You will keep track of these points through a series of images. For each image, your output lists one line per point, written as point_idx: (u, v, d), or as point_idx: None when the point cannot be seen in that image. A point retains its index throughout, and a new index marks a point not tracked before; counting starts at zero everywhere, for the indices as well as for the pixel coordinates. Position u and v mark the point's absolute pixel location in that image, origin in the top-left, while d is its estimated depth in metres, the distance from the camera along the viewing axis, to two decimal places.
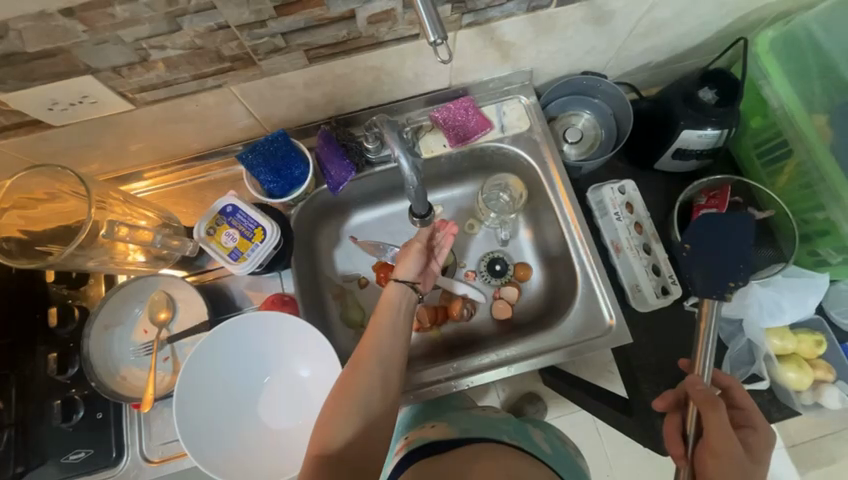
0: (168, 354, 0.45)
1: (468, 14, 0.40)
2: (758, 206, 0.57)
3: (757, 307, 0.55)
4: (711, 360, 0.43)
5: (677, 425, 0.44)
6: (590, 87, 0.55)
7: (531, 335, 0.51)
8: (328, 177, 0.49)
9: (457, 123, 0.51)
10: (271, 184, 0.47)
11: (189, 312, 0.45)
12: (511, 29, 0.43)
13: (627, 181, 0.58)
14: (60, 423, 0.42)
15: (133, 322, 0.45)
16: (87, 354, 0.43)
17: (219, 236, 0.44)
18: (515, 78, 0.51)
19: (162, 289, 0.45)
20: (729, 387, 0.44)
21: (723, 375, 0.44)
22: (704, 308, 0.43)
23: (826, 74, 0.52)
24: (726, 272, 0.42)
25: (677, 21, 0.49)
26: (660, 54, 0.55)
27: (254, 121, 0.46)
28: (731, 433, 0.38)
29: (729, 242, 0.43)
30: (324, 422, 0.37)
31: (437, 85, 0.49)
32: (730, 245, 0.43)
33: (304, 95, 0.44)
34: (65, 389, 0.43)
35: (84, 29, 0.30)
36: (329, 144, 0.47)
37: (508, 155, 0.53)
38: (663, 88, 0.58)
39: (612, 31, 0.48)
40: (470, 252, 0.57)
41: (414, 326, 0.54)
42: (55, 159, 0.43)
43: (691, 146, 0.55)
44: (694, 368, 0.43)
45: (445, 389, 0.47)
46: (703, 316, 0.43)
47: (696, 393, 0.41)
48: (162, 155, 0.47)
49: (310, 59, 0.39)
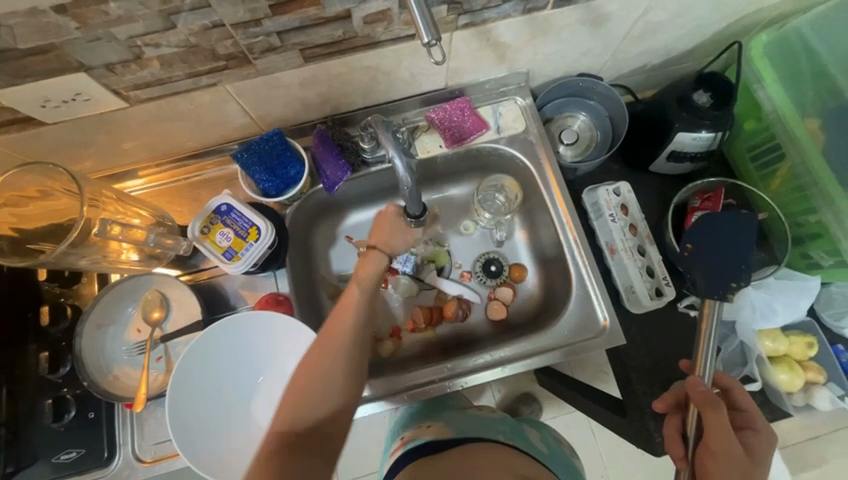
0: (161, 354, 0.44)
1: (464, 15, 0.40)
2: (751, 208, 0.58)
3: (749, 309, 0.56)
4: (712, 360, 0.43)
5: (677, 427, 0.45)
6: (586, 89, 0.55)
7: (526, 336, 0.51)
8: (323, 176, 0.48)
9: (453, 123, 0.51)
10: (266, 183, 0.47)
11: (183, 312, 0.45)
12: (507, 30, 0.43)
13: (623, 183, 0.59)
14: (51, 423, 0.41)
15: (126, 321, 0.45)
16: (79, 353, 0.42)
17: (213, 235, 0.44)
18: (511, 79, 0.51)
19: (156, 289, 0.45)
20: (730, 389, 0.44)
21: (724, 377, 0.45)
22: (706, 310, 0.43)
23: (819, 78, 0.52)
24: (727, 273, 0.43)
25: (672, 24, 0.49)
26: (655, 57, 0.55)
27: (250, 120, 0.46)
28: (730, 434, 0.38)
29: (729, 244, 0.43)
30: (293, 400, 0.33)
31: (433, 85, 0.49)
32: (731, 247, 0.43)
33: (299, 94, 0.44)
34: (56, 388, 0.43)
35: (77, 26, 0.30)
36: (324, 143, 0.47)
37: (504, 156, 0.54)
38: (658, 91, 0.59)
39: (608, 34, 0.48)
40: (465, 252, 0.57)
41: (409, 326, 0.54)
42: (48, 157, 0.42)
43: (685, 149, 0.56)
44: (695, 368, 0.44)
45: (439, 390, 0.47)
46: (705, 319, 0.43)
47: (697, 394, 0.41)
48: (158, 154, 0.47)
49: (305, 58, 0.39)
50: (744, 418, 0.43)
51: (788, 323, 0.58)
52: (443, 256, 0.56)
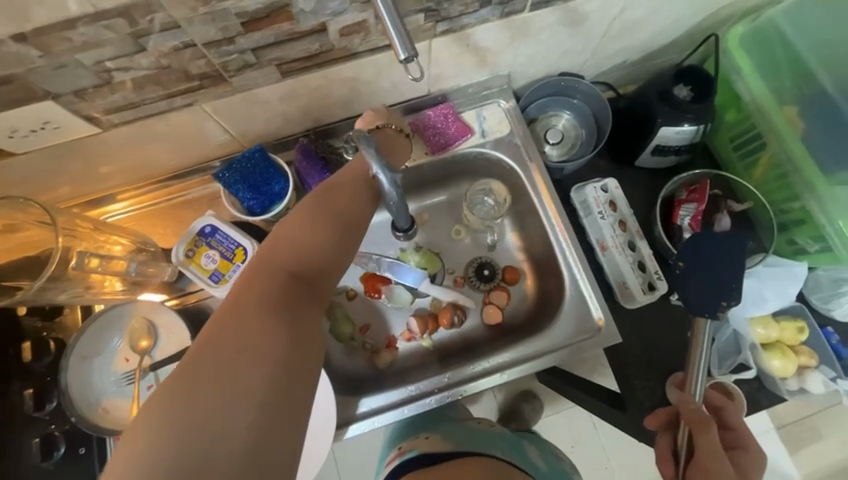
0: (151, 382, 0.43)
1: (442, 22, 0.40)
2: (736, 197, 0.59)
3: (739, 297, 0.57)
4: (704, 374, 0.43)
5: (668, 443, 0.44)
6: (569, 88, 0.55)
7: (522, 340, 0.51)
8: (309, 190, 0.47)
9: (437, 130, 0.51)
10: (250, 201, 0.46)
11: (171, 339, 0.44)
12: (486, 34, 0.43)
13: (610, 179, 0.59)
14: (40, 461, 0.40)
15: (111, 352, 0.43)
16: (66, 388, 0.41)
17: (198, 257, 0.43)
18: (493, 82, 0.51)
19: (143, 316, 0.44)
20: (721, 408, 0.45)
21: (715, 395, 0.46)
22: (697, 326, 0.43)
23: (794, 68, 0.53)
24: (720, 291, 0.42)
25: (650, 20, 0.49)
26: (634, 53, 0.55)
27: (230, 137, 0.45)
28: (720, 454, 0.39)
29: (719, 263, 0.43)
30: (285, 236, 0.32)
31: (415, 92, 0.49)
32: (720, 266, 0.43)
33: (280, 109, 0.43)
34: (43, 425, 0.42)
35: (40, 54, 0.29)
36: (308, 157, 0.46)
37: (491, 160, 0.53)
38: (639, 86, 0.59)
39: (587, 33, 0.48)
40: (457, 257, 0.57)
41: (405, 335, 0.54)
42: (21, 187, 0.41)
43: (669, 143, 0.56)
44: (687, 386, 0.44)
45: (437, 400, 0.47)
46: (696, 332, 0.43)
47: (689, 413, 0.42)
48: (139, 177, 0.46)
49: (283, 73, 0.38)
50: (734, 437, 0.43)
51: (778, 309, 0.58)
52: (435, 263, 0.55)
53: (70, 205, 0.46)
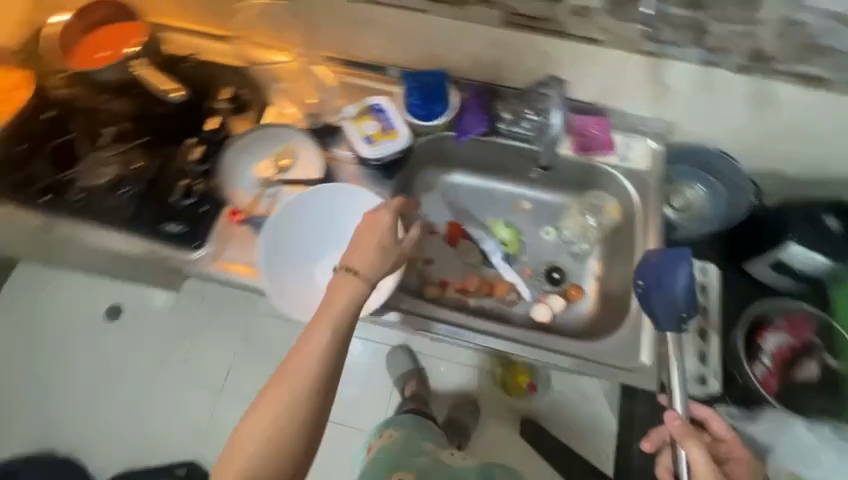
0: (272, 193, 0.52)
1: (651, 43, 0.47)
2: (832, 353, 0.55)
3: (790, 448, 0.52)
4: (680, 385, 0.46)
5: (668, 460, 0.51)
6: (719, 166, 0.56)
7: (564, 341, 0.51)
8: (461, 123, 0.55)
9: (585, 134, 0.55)
10: (415, 106, 0.54)
11: (304, 169, 0.53)
12: (678, 72, 0.49)
13: (711, 266, 0.58)
14: (179, 198, 0.51)
15: (260, 157, 0.53)
16: (222, 162, 0.52)
17: (362, 122, 0.53)
18: (652, 123, 0.55)
19: (293, 144, 0.53)
20: (709, 418, 0.50)
21: (702, 408, 0.50)
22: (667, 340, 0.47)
23: None
24: (680, 304, 0.46)
25: (821, 137, 0.52)
26: (797, 167, 0.56)
27: (430, 55, 0.54)
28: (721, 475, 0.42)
29: (676, 275, 0.46)
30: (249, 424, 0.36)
31: (584, 96, 0.54)
32: (678, 278, 0.46)
33: (480, 52, 0.52)
34: (190, 177, 0.52)
35: None
36: (476, 98, 0.55)
37: (616, 185, 0.56)
38: (784, 206, 0.57)
39: (761, 118, 0.51)
40: (536, 253, 0.59)
41: (457, 285, 0.57)
42: (285, 15, 0.55)
43: (792, 263, 0.55)
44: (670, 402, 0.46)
45: (466, 340, 0.50)
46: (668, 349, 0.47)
47: (676, 429, 0.43)
48: (349, 52, 0.57)
49: (505, 24, 0.49)
50: (726, 448, 0.49)
51: None
52: (516, 246, 0.59)
53: (323, 55, 0.58)
